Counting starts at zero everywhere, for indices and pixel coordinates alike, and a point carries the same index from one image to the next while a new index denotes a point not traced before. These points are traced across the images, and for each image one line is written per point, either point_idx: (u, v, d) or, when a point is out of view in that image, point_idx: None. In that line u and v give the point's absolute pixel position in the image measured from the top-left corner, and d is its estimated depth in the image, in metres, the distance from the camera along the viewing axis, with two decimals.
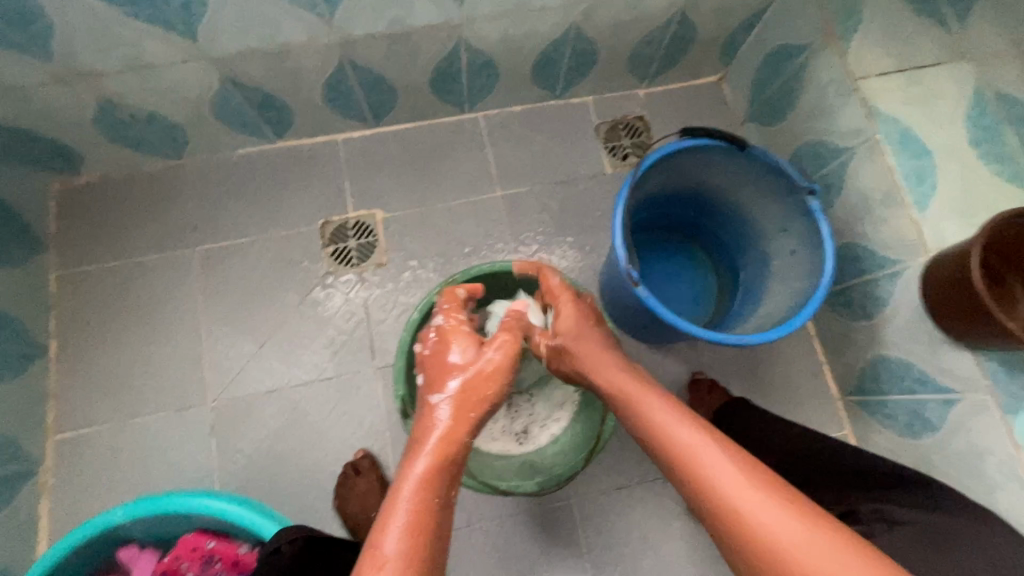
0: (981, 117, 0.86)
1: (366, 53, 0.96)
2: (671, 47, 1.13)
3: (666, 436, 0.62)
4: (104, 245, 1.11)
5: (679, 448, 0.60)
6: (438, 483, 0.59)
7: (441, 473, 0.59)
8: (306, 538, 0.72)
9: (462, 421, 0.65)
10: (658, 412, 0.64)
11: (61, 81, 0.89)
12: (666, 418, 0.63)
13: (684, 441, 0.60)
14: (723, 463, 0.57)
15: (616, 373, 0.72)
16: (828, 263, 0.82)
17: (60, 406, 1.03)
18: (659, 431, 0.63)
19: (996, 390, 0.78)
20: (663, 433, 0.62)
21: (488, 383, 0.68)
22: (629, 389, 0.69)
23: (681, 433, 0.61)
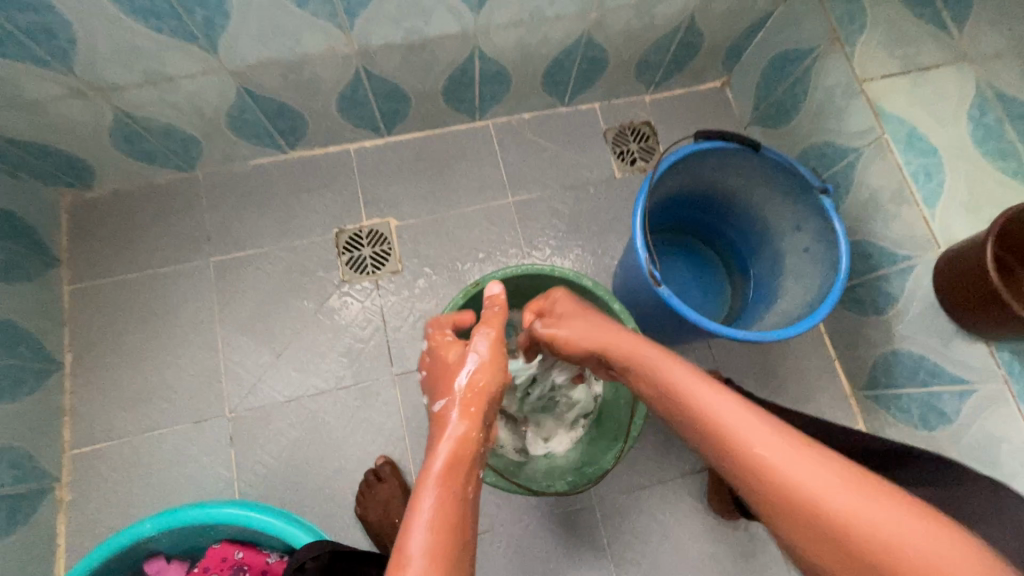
0: (984, 116, 0.89)
1: (382, 63, 0.98)
2: (678, 54, 1.16)
3: (748, 445, 0.52)
4: (116, 257, 1.11)
5: (762, 455, 0.51)
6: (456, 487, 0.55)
7: (459, 477, 0.56)
8: (329, 552, 0.73)
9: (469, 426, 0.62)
10: (731, 415, 0.55)
11: (79, 94, 0.89)
12: (748, 422, 0.54)
13: (766, 446, 0.51)
14: (816, 468, 0.48)
15: (682, 374, 0.63)
16: (843, 260, 0.84)
17: (75, 421, 1.02)
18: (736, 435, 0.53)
19: (1010, 380, 0.80)
20: (742, 436, 0.53)
21: (490, 379, 0.66)
22: (697, 390, 0.60)
23: (766, 443, 0.51)
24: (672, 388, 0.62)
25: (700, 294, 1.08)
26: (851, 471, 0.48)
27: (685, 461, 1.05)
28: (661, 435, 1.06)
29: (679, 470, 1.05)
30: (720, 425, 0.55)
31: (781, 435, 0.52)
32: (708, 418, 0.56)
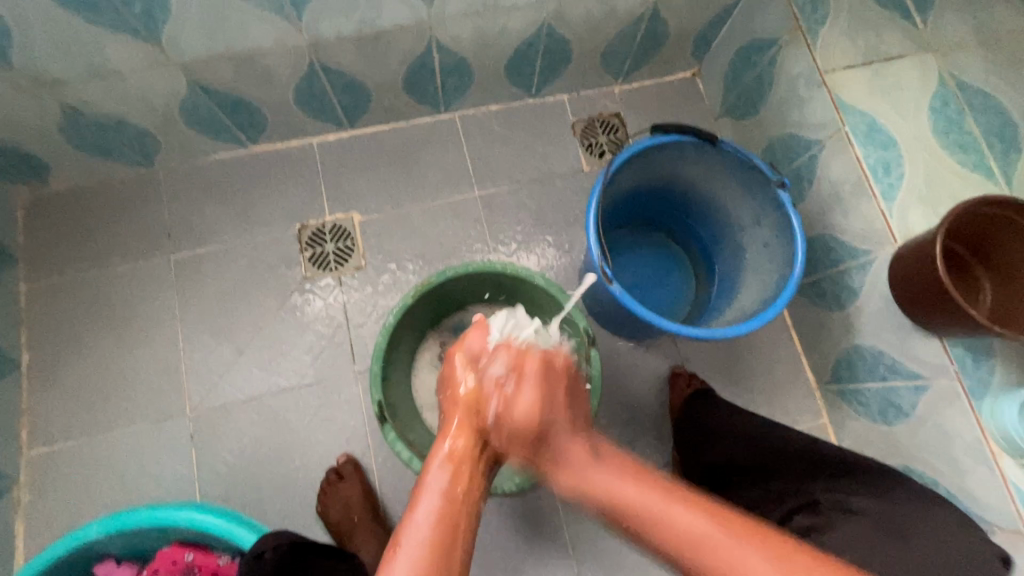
0: (945, 107, 0.88)
1: (337, 55, 0.96)
2: (644, 44, 1.14)
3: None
4: (74, 255, 1.09)
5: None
6: (448, 514, 0.49)
7: (444, 544, 0.47)
8: (289, 542, 0.72)
9: (466, 436, 0.56)
10: (727, 551, 0.46)
11: (21, 88, 0.87)
12: (745, 556, 0.45)
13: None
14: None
15: (665, 507, 0.48)
16: (799, 255, 0.84)
17: (33, 420, 1.01)
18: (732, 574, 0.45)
19: (962, 376, 0.80)
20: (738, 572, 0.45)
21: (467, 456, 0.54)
22: (691, 527, 0.47)
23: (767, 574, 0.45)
24: (650, 527, 0.48)
25: (663, 289, 1.07)
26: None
27: (648, 457, 1.05)
28: (625, 430, 1.06)
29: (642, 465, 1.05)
30: (716, 564, 0.46)
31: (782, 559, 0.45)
32: (698, 556, 0.46)
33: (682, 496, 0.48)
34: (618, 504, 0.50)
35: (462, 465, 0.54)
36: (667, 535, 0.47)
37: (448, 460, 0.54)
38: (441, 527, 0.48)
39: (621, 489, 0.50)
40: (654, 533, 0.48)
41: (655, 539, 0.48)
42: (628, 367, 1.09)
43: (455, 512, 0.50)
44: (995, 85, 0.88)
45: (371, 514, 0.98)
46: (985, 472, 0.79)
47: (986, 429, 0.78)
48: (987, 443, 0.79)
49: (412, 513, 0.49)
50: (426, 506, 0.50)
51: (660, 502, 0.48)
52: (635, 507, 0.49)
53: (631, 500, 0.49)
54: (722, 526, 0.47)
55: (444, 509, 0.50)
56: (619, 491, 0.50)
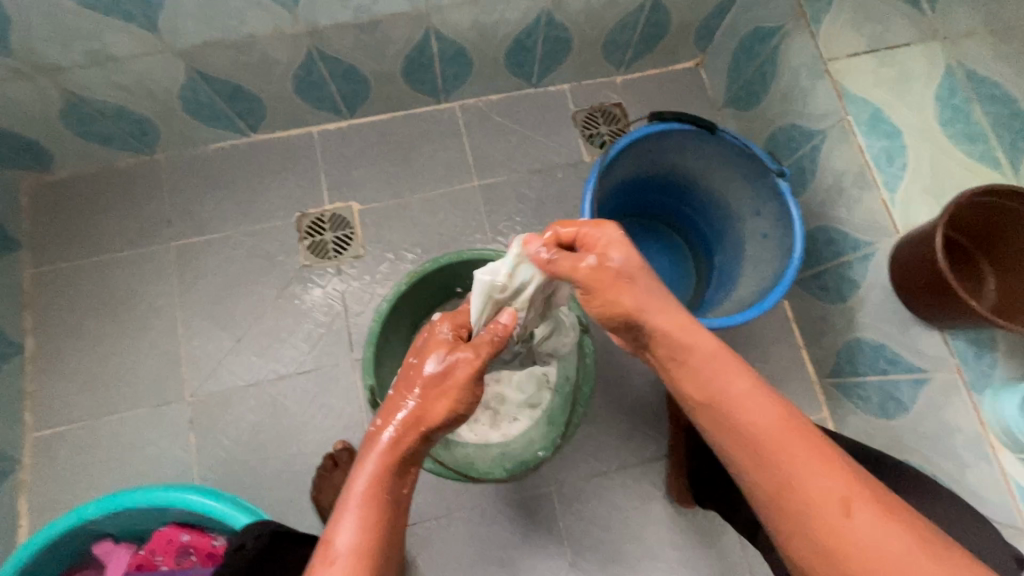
0: (951, 96, 0.86)
1: (335, 42, 0.95)
2: (646, 33, 1.12)
3: (815, 485, 0.49)
4: (77, 242, 1.10)
5: (827, 494, 0.49)
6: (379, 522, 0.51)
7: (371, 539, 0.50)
8: (271, 532, 0.72)
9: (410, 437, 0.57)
10: (803, 452, 0.51)
11: (22, 75, 0.87)
12: (823, 463, 0.50)
13: (840, 492, 0.49)
14: (893, 528, 0.46)
15: (761, 403, 0.53)
16: (798, 245, 0.82)
17: (37, 404, 1.03)
18: (804, 472, 0.50)
19: (963, 369, 0.79)
20: (811, 472, 0.50)
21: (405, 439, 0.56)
22: (781, 424, 0.52)
23: (834, 484, 0.49)
24: (740, 418, 0.53)
25: (662, 281, 1.06)
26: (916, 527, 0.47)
27: (645, 449, 1.05)
28: (622, 422, 1.06)
29: (639, 457, 1.04)
30: (791, 470, 0.50)
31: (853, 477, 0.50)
32: (776, 449, 0.51)
33: (780, 399, 0.53)
34: (718, 391, 0.55)
35: (401, 465, 0.56)
36: (757, 436, 0.52)
37: (386, 458, 0.55)
38: (372, 536, 0.50)
39: (726, 374, 0.55)
40: (742, 419, 0.53)
41: (740, 427, 0.53)
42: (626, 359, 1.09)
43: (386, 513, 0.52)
44: (1004, 74, 0.86)
45: None
46: (985, 468, 0.78)
47: (986, 423, 0.77)
48: (987, 436, 0.77)
49: (338, 528, 0.50)
50: (355, 514, 0.51)
51: (759, 398, 0.54)
52: (737, 393, 0.54)
53: (735, 390, 0.54)
54: (802, 433, 0.52)
55: (369, 517, 0.51)
56: (725, 381, 0.55)
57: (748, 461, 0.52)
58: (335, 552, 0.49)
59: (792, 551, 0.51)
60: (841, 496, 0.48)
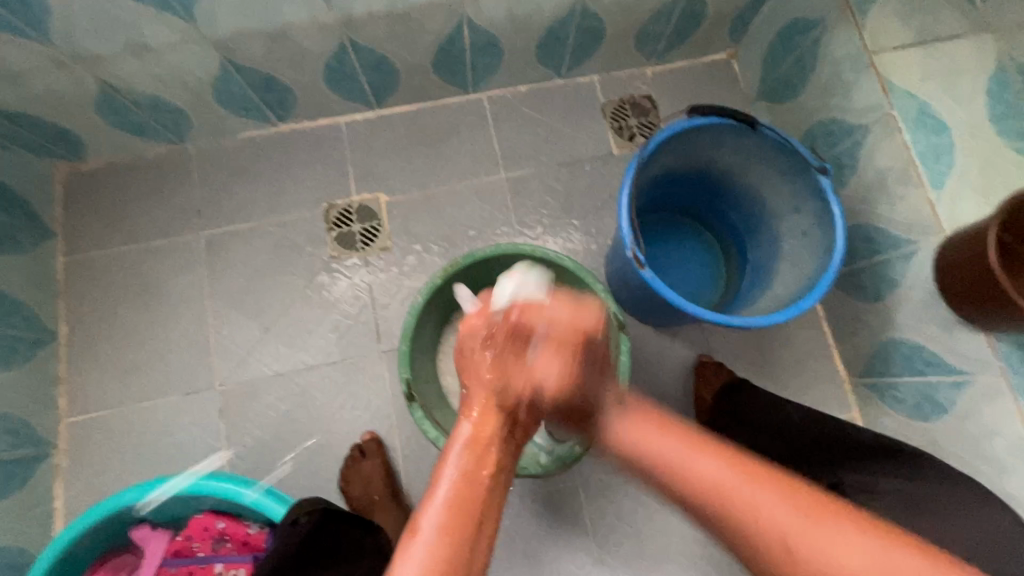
0: (1002, 92, 0.83)
1: (368, 32, 0.95)
2: (680, 24, 1.10)
3: (764, 535, 0.46)
4: (108, 230, 1.11)
5: (777, 538, 0.46)
6: (471, 493, 0.47)
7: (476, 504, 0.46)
8: (323, 509, 0.74)
9: (490, 419, 0.53)
10: (750, 505, 0.46)
11: (59, 64, 0.88)
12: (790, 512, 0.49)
13: (784, 532, 0.46)
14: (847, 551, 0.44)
15: (696, 463, 0.49)
16: (840, 244, 0.81)
17: (71, 390, 1.05)
18: (753, 521, 0.46)
19: (1008, 372, 0.77)
20: (758, 518, 0.46)
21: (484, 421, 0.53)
22: (725, 482, 0.47)
23: (780, 527, 0.46)
24: (683, 484, 0.49)
25: (693, 277, 1.05)
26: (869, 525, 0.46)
27: None
28: None
29: None
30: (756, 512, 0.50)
31: (796, 505, 0.46)
32: (722, 510, 0.47)
33: (719, 458, 0.48)
34: (659, 467, 0.50)
35: (487, 446, 0.51)
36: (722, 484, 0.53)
37: (470, 444, 0.50)
38: (471, 505, 0.46)
39: (655, 446, 0.51)
40: (682, 485, 0.49)
41: (679, 492, 0.49)
42: (654, 355, 1.08)
43: (479, 495, 0.47)
44: None
45: (391, 494, 0.98)
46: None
47: None
48: None
49: (424, 508, 0.46)
50: (447, 488, 0.47)
51: (697, 456, 0.49)
52: (669, 463, 0.50)
53: (665, 459, 0.50)
54: (742, 486, 0.47)
55: (461, 496, 0.46)
56: (659, 455, 0.50)
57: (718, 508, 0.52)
58: (420, 531, 0.44)
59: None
60: (785, 538, 0.46)
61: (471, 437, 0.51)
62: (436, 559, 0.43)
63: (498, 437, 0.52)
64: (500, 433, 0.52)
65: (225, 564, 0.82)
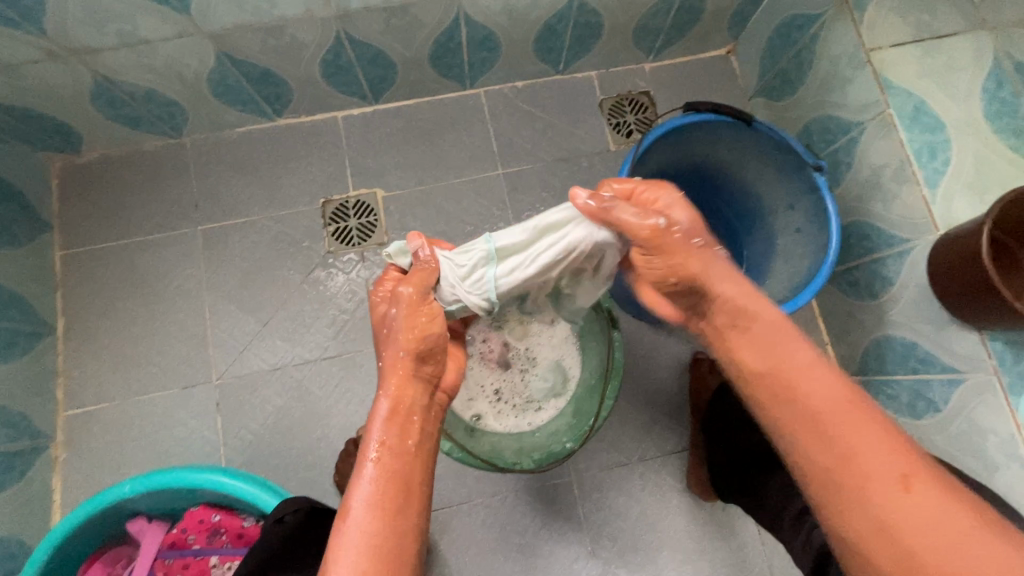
0: (999, 89, 0.83)
1: (364, 26, 0.94)
2: (679, 19, 1.10)
3: (873, 461, 0.49)
4: (105, 224, 1.11)
5: (887, 473, 0.48)
6: (388, 465, 0.57)
7: (395, 475, 0.57)
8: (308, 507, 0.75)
9: (403, 394, 0.62)
10: (865, 431, 0.50)
11: (54, 57, 0.87)
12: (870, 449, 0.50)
13: (899, 468, 0.49)
14: (951, 507, 0.46)
15: (820, 377, 0.54)
16: (834, 242, 0.81)
17: (68, 383, 1.05)
18: (868, 433, 0.50)
19: (1001, 371, 0.77)
20: (871, 435, 0.50)
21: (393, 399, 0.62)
22: (846, 400, 0.52)
23: (893, 460, 0.49)
24: (803, 390, 0.53)
25: None
26: (980, 512, 0.47)
27: (666, 441, 1.05)
28: (644, 414, 1.06)
29: (659, 449, 1.04)
30: (847, 435, 0.50)
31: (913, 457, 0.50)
32: (839, 419, 0.51)
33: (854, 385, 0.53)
34: (781, 360, 0.55)
35: (403, 419, 0.61)
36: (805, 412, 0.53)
37: (390, 417, 0.61)
38: (388, 475, 0.57)
39: (789, 347, 0.56)
40: (806, 392, 0.53)
41: (802, 397, 0.53)
42: (649, 351, 1.08)
43: (399, 464, 0.58)
44: None
45: None
46: (1017, 471, 0.77)
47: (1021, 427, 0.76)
48: None
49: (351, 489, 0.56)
50: (372, 465, 0.57)
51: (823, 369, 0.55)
52: (800, 364, 0.54)
53: (799, 360, 0.55)
54: (860, 406, 0.52)
55: (384, 470, 0.57)
56: (785, 348, 0.56)
57: (804, 435, 0.52)
58: (352, 510, 0.54)
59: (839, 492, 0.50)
60: (902, 473, 0.48)
61: (389, 410, 0.61)
62: (369, 528, 0.53)
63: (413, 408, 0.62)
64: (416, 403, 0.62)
65: (220, 556, 0.83)
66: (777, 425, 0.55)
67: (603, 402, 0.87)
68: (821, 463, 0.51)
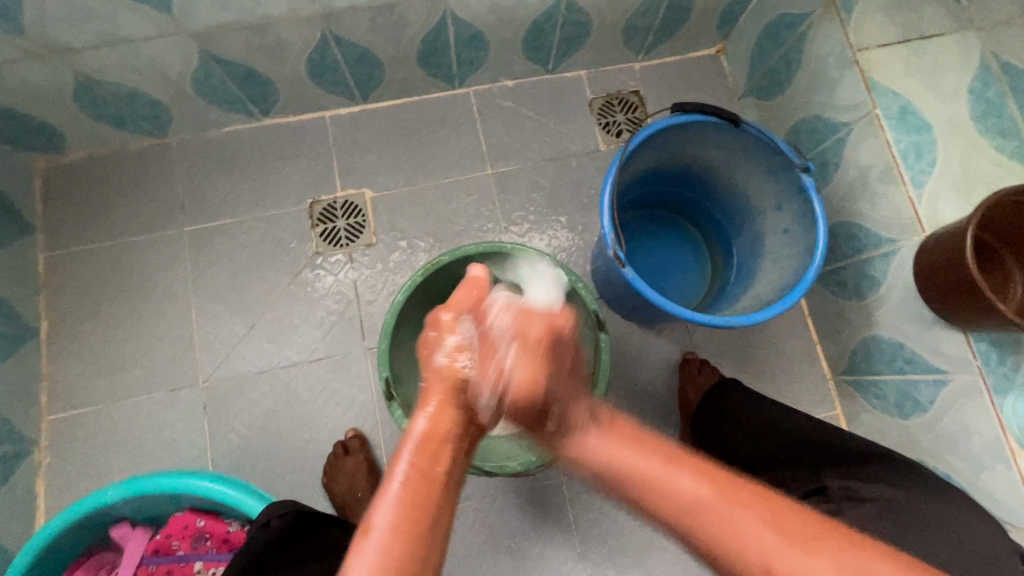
0: (984, 90, 0.83)
1: (350, 25, 0.93)
2: (668, 18, 1.09)
3: (724, 553, 0.43)
4: (90, 225, 1.10)
5: (747, 554, 0.43)
6: (423, 488, 0.45)
7: (424, 507, 0.44)
8: (295, 511, 0.74)
9: (447, 413, 0.51)
10: (723, 521, 0.43)
11: (34, 56, 0.86)
12: (766, 541, 0.43)
13: (763, 558, 0.43)
14: (823, 568, 0.42)
15: (672, 477, 0.45)
16: (821, 243, 0.81)
17: (53, 386, 1.04)
18: (748, 544, 0.43)
19: (985, 371, 0.78)
20: (749, 543, 0.43)
21: (443, 426, 0.49)
22: (706, 500, 0.44)
23: (795, 560, 0.42)
24: (670, 507, 0.44)
25: (678, 275, 1.05)
26: (850, 546, 0.43)
27: None
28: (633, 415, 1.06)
29: None
30: (726, 539, 0.43)
31: (770, 530, 0.43)
32: (718, 536, 0.43)
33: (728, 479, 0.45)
34: (662, 506, 0.45)
35: (441, 444, 0.48)
36: (698, 535, 0.44)
37: (424, 440, 0.48)
38: (419, 510, 0.43)
39: (680, 489, 0.45)
40: (685, 508, 0.44)
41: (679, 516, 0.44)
42: (639, 352, 1.08)
43: (431, 494, 0.45)
44: None
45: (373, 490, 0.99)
46: (1002, 472, 0.77)
47: (1006, 428, 0.76)
48: (1007, 441, 0.76)
49: (373, 513, 0.43)
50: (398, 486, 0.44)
51: (700, 485, 0.45)
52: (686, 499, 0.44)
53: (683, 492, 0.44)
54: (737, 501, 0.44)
55: (413, 494, 0.44)
56: (629, 461, 0.47)
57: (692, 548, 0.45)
58: (371, 533, 0.42)
59: None
60: (758, 563, 0.42)
61: (424, 433, 0.49)
62: (388, 561, 0.40)
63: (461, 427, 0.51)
64: (454, 430, 0.50)
65: (204, 562, 0.83)
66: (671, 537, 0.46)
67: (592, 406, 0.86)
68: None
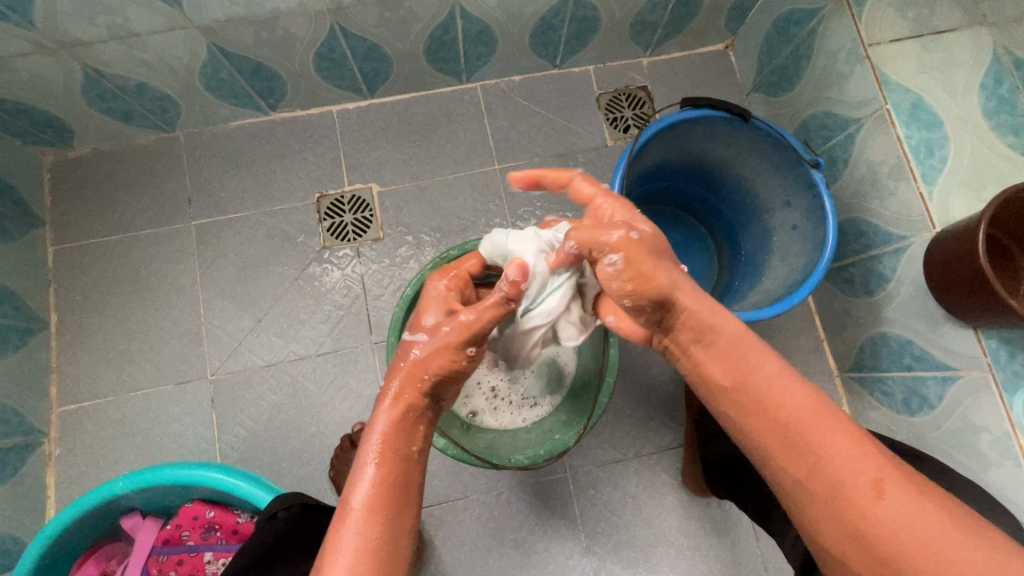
0: (997, 86, 0.82)
1: (358, 20, 0.93)
2: (676, 13, 1.09)
3: (847, 470, 0.49)
4: (98, 218, 1.10)
5: (835, 463, 0.49)
6: (392, 467, 0.53)
7: (396, 486, 0.53)
8: (302, 503, 0.73)
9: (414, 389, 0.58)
10: (839, 436, 0.50)
11: (44, 50, 0.86)
12: (852, 453, 0.49)
13: (870, 479, 0.48)
14: (907, 498, 0.47)
15: (794, 386, 0.52)
16: (830, 239, 0.80)
17: (62, 378, 1.05)
18: (836, 456, 0.49)
19: (995, 368, 0.77)
20: (841, 458, 0.49)
21: (402, 400, 0.57)
22: (802, 413, 0.51)
23: (867, 470, 0.48)
24: (771, 399, 0.52)
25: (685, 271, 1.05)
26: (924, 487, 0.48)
27: (662, 437, 1.05)
28: (639, 410, 1.06)
29: (654, 446, 1.05)
30: (819, 443, 0.50)
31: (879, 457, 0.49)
32: (809, 435, 0.50)
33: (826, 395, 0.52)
34: (780, 410, 0.52)
35: (407, 423, 0.56)
36: (787, 424, 0.51)
37: (396, 410, 0.57)
38: (386, 491, 0.52)
39: (781, 389, 0.52)
40: (779, 401, 0.52)
41: (772, 409, 0.52)
42: (646, 347, 1.08)
43: (402, 471, 0.54)
44: None
45: None
46: (1011, 469, 0.77)
47: (1015, 425, 0.76)
48: (1016, 437, 0.76)
49: (352, 487, 0.52)
50: (373, 470, 0.53)
51: (798, 390, 0.52)
52: (779, 394, 0.52)
53: (775, 386, 0.52)
54: (832, 418, 0.51)
55: (385, 474, 0.53)
56: (754, 366, 0.53)
57: (777, 451, 0.52)
58: (349, 513, 0.50)
59: (809, 510, 0.51)
60: (872, 480, 0.48)
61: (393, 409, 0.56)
62: (366, 542, 0.49)
63: (421, 412, 0.58)
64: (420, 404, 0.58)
65: (214, 553, 0.82)
66: (752, 438, 0.53)
67: (598, 400, 0.84)
68: (788, 486, 0.52)
